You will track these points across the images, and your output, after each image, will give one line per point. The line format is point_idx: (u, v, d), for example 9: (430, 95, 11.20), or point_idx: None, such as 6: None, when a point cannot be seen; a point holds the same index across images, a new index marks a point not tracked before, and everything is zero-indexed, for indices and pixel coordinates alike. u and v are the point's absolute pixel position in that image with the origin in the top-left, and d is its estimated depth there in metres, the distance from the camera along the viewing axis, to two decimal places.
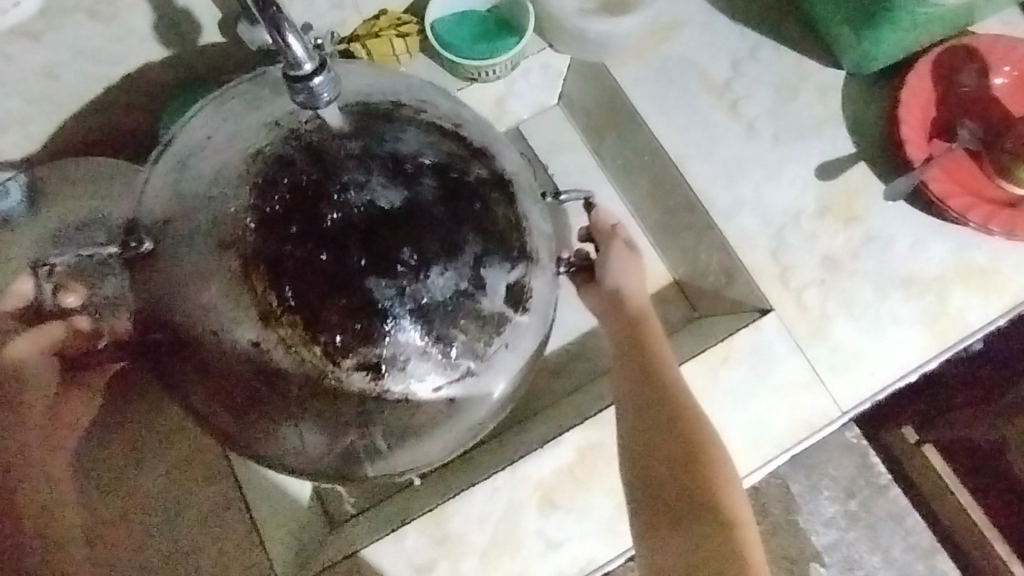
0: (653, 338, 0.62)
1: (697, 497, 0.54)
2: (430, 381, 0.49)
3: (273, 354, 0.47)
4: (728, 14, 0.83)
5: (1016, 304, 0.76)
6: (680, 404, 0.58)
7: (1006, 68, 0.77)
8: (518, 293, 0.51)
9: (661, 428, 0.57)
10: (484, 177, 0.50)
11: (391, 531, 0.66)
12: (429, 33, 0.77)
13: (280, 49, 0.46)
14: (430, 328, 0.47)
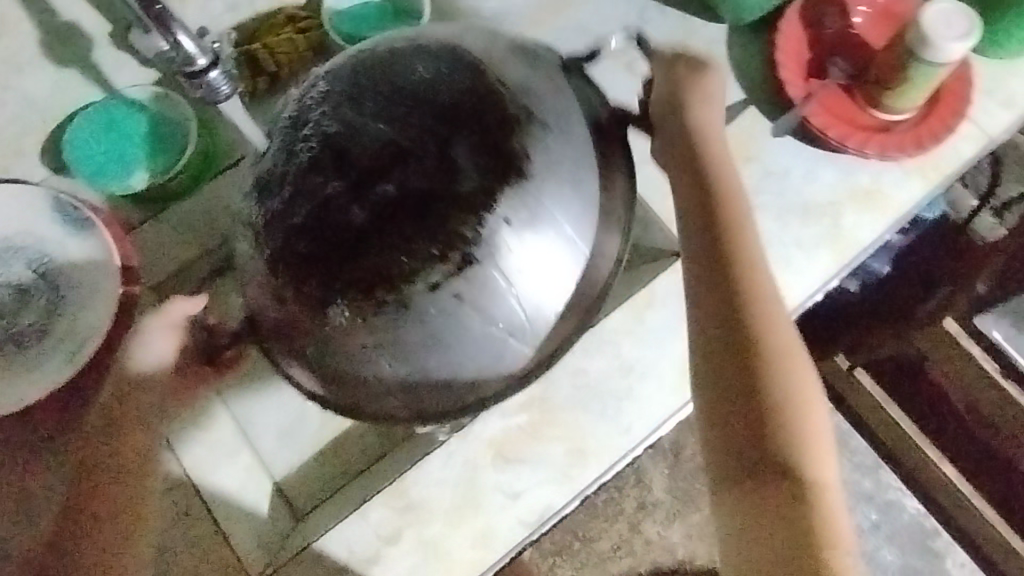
0: (739, 237, 0.58)
1: (752, 416, 0.54)
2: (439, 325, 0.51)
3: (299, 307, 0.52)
4: None
5: (900, 216, 0.84)
6: (756, 305, 0.57)
7: (863, 8, 0.85)
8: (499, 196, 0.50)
9: (736, 326, 0.56)
10: (443, 62, 0.52)
11: (355, 508, 0.69)
12: (334, 36, 0.78)
13: (172, 48, 0.53)
14: (416, 228, 0.48)
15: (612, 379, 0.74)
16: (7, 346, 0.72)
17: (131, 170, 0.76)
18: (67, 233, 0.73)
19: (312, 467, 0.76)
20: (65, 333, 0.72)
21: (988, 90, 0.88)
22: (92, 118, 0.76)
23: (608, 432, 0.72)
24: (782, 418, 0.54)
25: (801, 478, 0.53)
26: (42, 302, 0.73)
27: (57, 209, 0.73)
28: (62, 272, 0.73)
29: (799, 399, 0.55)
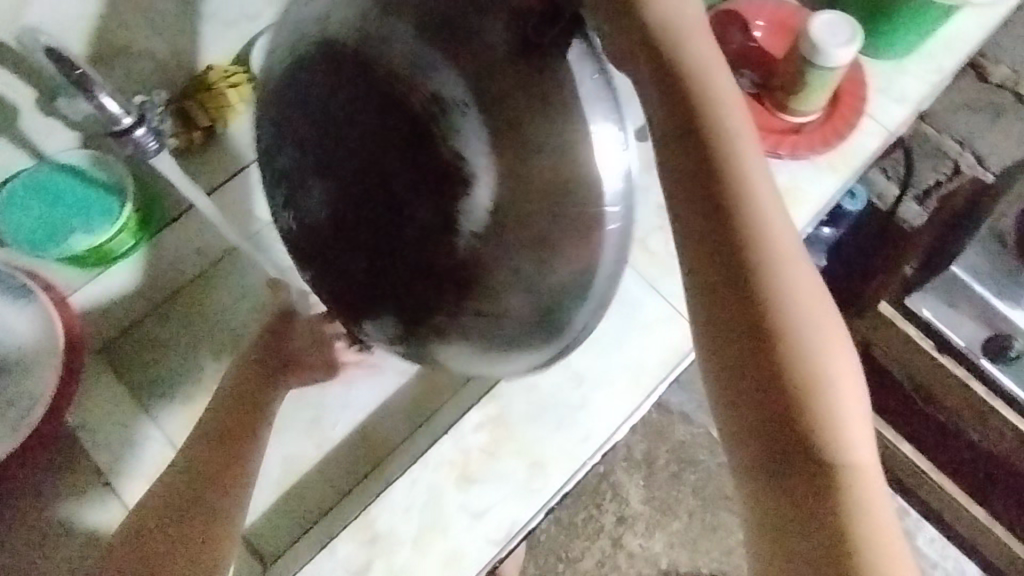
0: (727, 147, 0.40)
1: (773, 397, 0.39)
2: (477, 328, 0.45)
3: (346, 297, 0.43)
4: None
5: (819, 210, 0.89)
6: (757, 243, 0.40)
7: (761, 21, 0.92)
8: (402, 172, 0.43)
9: (737, 277, 0.39)
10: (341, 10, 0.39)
11: (322, 546, 0.69)
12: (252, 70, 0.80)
13: (98, 112, 0.55)
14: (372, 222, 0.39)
15: (564, 391, 0.76)
16: None
17: (68, 236, 0.75)
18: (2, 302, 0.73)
19: (279, 512, 0.77)
20: (8, 404, 0.72)
21: (882, 88, 0.96)
22: (24, 185, 0.74)
23: (566, 442, 0.74)
24: (811, 407, 0.38)
25: (834, 492, 0.38)
26: None
27: None
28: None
29: (839, 394, 0.39)
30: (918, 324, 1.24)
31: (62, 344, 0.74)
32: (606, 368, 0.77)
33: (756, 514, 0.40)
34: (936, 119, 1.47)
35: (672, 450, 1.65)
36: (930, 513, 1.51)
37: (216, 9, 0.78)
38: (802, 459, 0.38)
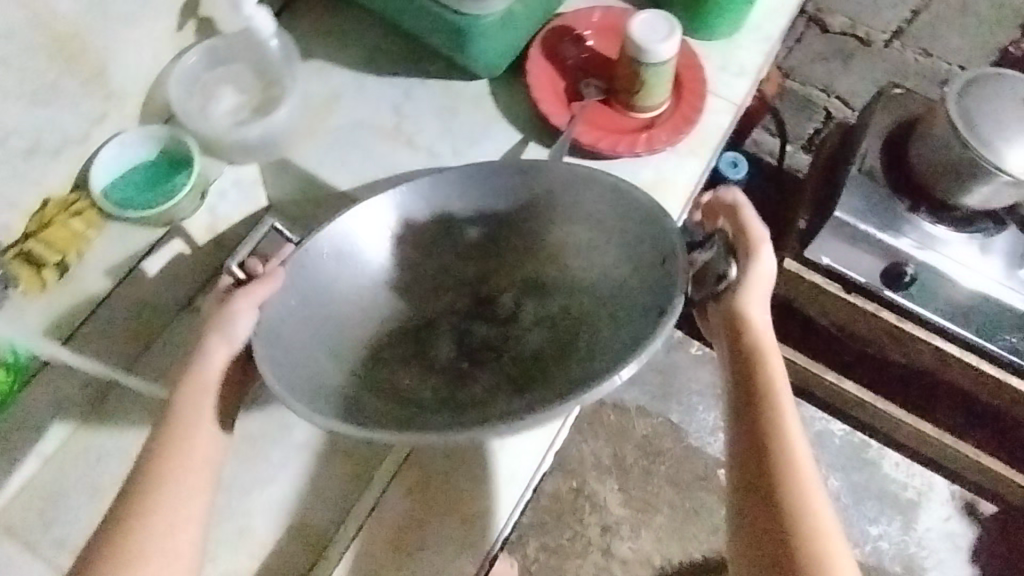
0: (755, 334, 0.72)
1: (749, 437, 0.69)
2: (444, 338, 0.76)
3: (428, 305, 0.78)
4: (374, 72, 0.93)
5: (689, 195, 0.92)
6: (771, 397, 0.69)
7: (588, 31, 0.95)
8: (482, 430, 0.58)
9: (750, 410, 0.70)
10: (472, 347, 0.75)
11: None
12: (94, 195, 0.81)
13: None
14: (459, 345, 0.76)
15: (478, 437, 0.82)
16: None
17: None
18: None
19: None
20: None
21: (721, 65, 1.00)
22: None
23: (492, 491, 0.81)
24: (785, 480, 0.65)
25: (799, 549, 0.62)
26: None
27: None
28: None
29: (799, 460, 0.66)
30: (821, 272, 1.30)
31: None
32: None
33: (738, 515, 0.67)
34: (797, 75, 1.55)
35: (639, 446, 1.59)
36: (887, 439, 1.56)
37: (40, 141, 0.76)
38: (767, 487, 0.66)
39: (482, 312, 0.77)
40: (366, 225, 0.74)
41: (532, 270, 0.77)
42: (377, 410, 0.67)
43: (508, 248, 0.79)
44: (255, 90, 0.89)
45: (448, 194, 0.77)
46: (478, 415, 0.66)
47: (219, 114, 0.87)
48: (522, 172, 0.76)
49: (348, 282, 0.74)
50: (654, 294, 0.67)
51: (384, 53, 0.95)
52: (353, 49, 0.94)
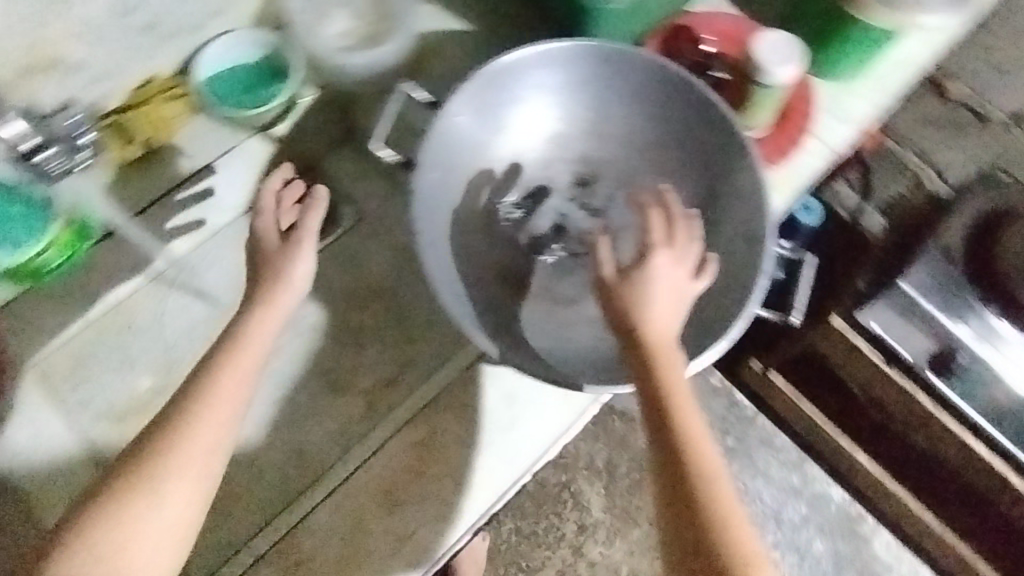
0: (664, 352, 0.64)
1: (679, 492, 0.61)
2: (547, 214, 0.83)
3: (551, 202, 0.84)
4: (482, 30, 0.93)
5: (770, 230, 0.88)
6: (681, 424, 0.62)
7: (710, 35, 0.89)
8: (574, 360, 0.77)
9: (675, 443, 0.62)
10: (578, 253, 0.82)
11: None
12: (195, 84, 0.82)
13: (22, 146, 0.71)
14: (574, 248, 0.82)
15: (494, 413, 0.79)
16: None
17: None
18: None
19: (206, 535, 0.76)
20: None
21: (829, 108, 0.95)
22: None
23: (495, 463, 0.78)
24: (716, 518, 0.60)
25: None
26: None
27: None
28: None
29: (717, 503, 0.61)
30: (869, 339, 1.20)
31: None
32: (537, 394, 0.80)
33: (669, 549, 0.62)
34: None
35: (636, 458, 1.58)
36: (887, 519, 1.51)
37: (157, 23, 0.78)
38: (677, 485, 0.61)
39: (580, 195, 0.84)
40: (518, 119, 0.82)
41: (631, 175, 0.84)
42: (499, 266, 0.81)
43: (621, 152, 0.84)
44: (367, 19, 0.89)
45: (588, 78, 0.82)
46: (555, 306, 0.80)
47: (328, 34, 0.85)
48: (670, 93, 0.81)
49: (484, 136, 0.81)
50: (719, 250, 0.80)
51: (497, 13, 0.94)
52: (467, 2, 0.94)
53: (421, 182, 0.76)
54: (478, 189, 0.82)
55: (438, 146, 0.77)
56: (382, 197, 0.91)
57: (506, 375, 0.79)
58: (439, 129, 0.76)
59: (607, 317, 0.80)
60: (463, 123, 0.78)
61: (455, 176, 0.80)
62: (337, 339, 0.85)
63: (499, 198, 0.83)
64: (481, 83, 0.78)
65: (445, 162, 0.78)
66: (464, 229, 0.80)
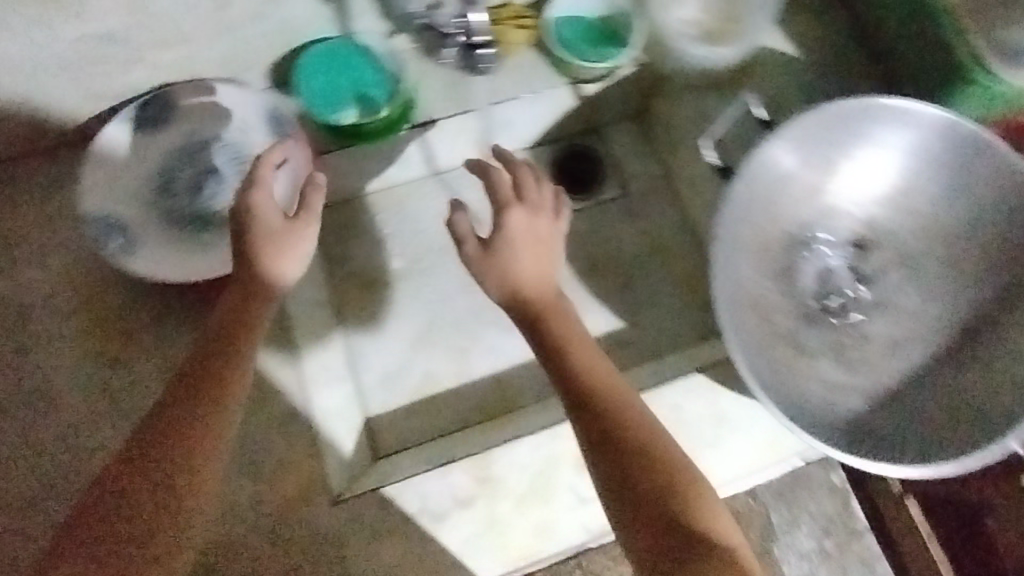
0: (556, 312, 0.63)
1: (626, 454, 0.56)
2: (811, 265, 0.83)
3: (826, 254, 0.84)
4: (821, 60, 0.90)
5: None
6: (598, 389, 0.59)
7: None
8: (804, 411, 0.75)
9: (582, 391, 0.59)
10: (833, 314, 0.82)
11: (440, 465, 0.74)
12: (546, 22, 0.89)
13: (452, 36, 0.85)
14: (834, 309, 0.82)
15: (703, 424, 0.77)
16: (194, 226, 0.83)
17: (343, 105, 0.85)
18: (273, 139, 0.84)
19: (406, 415, 0.84)
20: None
21: None
22: (327, 51, 0.84)
23: None
24: (700, 503, 0.56)
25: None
26: (233, 197, 0.84)
27: (274, 119, 0.83)
28: (253, 162, 0.84)
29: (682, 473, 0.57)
30: None
31: (298, 177, 0.80)
32: (749, 422, 0.78)
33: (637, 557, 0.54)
34: None
35: None
36: None
37: None
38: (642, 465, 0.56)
39: (856, 259, 0.83)
40: (847, 171, 0.81)
41: (920, 261, 0.82)
42: (758, 295, 0.80)
43: (925, 237, 0.81)
44: (716, 14, 0.91)
45: (940, 156, 0.77)
46: (797, 355, 0.79)
47: (676, 18, 0.91)
48: (1005, 189, 0.75)
49: (804, 173, 0.80)
50: (984, 370, 0.76)
51: (842, 49, 0.91)
52: (816, 27, 0.91)
53: (737, 191, 0.76)
54: (773, 219, 0.81)
55: (765, 164, 0.76)
56: (651, 179, 0.99)
57: (723, 393, 0.78)
58: (772, 150, 0.76)
59: (844, 384, 0.78)
60: (794, 151, 0.78)
61: (764, 198, 0.79)
62: (567, 298, 0.92)
63: (786, 234, 0.82)
64: (824, 118, 0.75)
65: (764, 183, 0.78)
66: (747, 251, 0.79)
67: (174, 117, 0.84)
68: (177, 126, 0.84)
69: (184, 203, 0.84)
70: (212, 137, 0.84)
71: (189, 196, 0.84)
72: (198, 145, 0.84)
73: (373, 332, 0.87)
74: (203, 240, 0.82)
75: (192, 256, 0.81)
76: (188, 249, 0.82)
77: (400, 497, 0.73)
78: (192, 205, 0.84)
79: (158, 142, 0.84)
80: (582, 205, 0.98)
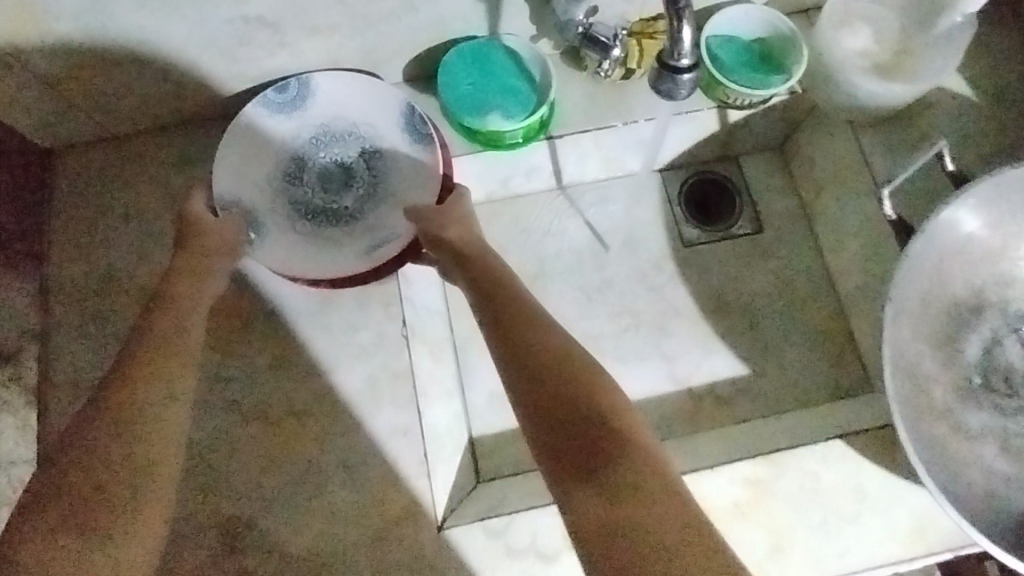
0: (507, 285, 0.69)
1: (584, 412, 0.56)
2: (977, 336, 0.74)
3: (998, 324, 0.74)
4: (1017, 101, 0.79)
5: None
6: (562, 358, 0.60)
7: None
8: (962, 498, 0.68)
9: (526, 351, 0.62)
10: (998, 392, 0.73)
11: (552, 502, 0.69)
12: (704, 40, 0.81)
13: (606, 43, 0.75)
14: (999, 387, 0.73)
15: (843, 498, 0.70)
16: (323, 219, 0.82)
17: (483, 110, 0.80)
18: (406, 136, 0.82)
19: (511, 439, 0.80)
20: (368, 230, 0.82)
21: None
22: (471, 51, 0.80)
23: (819, 547, 0.70)
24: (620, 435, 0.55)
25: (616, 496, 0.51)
26: (362, 191, 0.83)
27: (407, 113, 0.81)
28: (386, 164, 0.83)
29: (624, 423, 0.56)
30: None
31: (436, 184, 0.81)
32: (894, 501, 0.71)
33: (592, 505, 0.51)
34: None
35: None
36: None
37: None
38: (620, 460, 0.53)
39: None
40: None
41: None
42: (916, 362, 0.73)
43: None
44: (890, 47, 0.79)
45: None
46: (953, 433, 0.71)
47: (847, 49, 0.79)
48: None
49: (988, 234, 0.71)
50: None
51: None
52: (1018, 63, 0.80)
53: (916, 252, 0.68)
54: (944, 282, 0.73)
55: (948, 225, 0.69)
56: (788, 214, 0.91)
57: (868, 467, 0.71)
58: (957, 211, 0.68)
59: (1005, 473, 0.70)
60: (983, 212, 0.69)
61: (938, 260, 0.71)
62: (690, 335, 0.86)
63: (954, 298, 0.74)
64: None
65: (942, 244, 0.70)
66: (911, 315, 0.72)
67: (310, 105, 0.81)
68: (309, 114, 0.81)
69: (312, 193, 0.83)
70: (345, 127, 0.82)
71: (318, 186, 0.83)
72: (330, 135, 0.82)
73: (486, 347, 0.83)
74: (330, 233, 0.82)
75: (320, 248, 0.81)
76: (314, 240, 0.82)
77: (508, 531, 0.69)
78: (317, 195, 0.83)
79: (288, 128, 0.82)
80: (715, 237, 0.91)
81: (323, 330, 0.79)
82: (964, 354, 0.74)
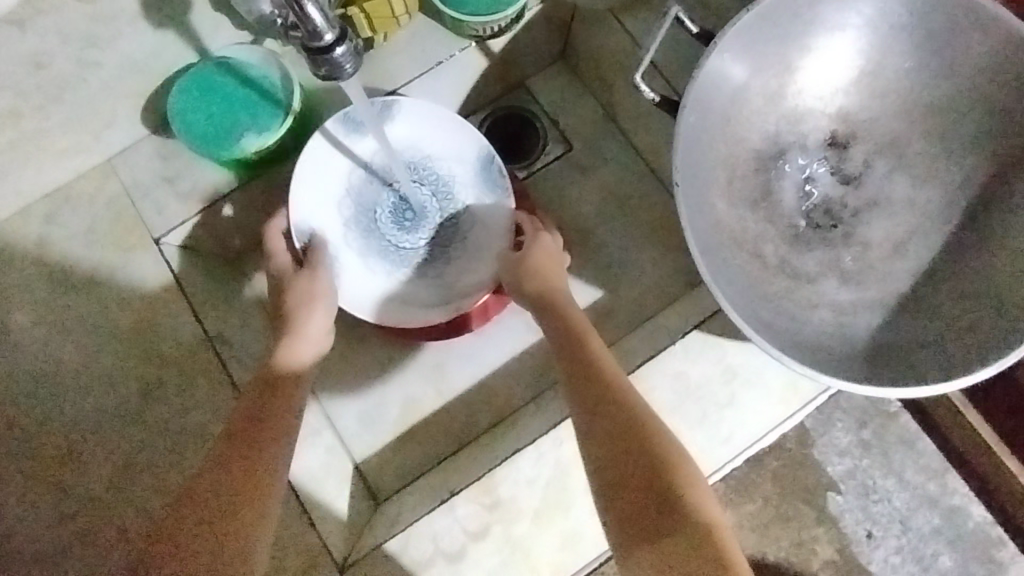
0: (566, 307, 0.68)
1: (610, 402, 0.58)
2: (785, 181, 0.74)
3: (801, 161, 0.74)
4: None
5: None
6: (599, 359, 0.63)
7: None
8: (809, 341, 0.69)
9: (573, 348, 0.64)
10: (820, 226, 0.73)
11: (442, 502, 0.67)
12: None
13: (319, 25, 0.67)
14: (818, 221, 0.74)
15: (714, 386, 0.70)
16: (396, 255, 0.80)
17: (234, 135, 0.72)
18: (477, 180, 0.79)
19: (395, 450, 0.78)
20: (435, 269, 0.80)
21: None
22: (193, 78, 0.71)
23: (707, 440, 0.70)
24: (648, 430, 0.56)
25: (645, 491, 0.52)
26: (430, 228, 0.81)
27: (483, 160, 0.79)
28: (470, 222, 0.81)
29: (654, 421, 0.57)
30: None
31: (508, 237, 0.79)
32: (762, 369, 0.71)
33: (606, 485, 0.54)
34: None
35: None
36: None
37: None
38: (676, 518, 0.50)
39: (832, 158, 0.74)
40: (809, 66, 0.71)
41: (899, 143, 0.73)
42: (737, 229, 0.72)
43: (898, 114, 0.72)
44: None
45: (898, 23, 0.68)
46: (791, 284, 0.72)
47: None
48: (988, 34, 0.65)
49: (754, 80, 0.70)
50: (1005, 248, 0.68)
51: None
52: None
53: (688, 124, 0.67)
54: (734, 141, 0.72)
55: (712, 86, 0.67)
56: (593, 121, 0.88)
57: (728, 348, 0.71)
58: (714, 69, 0.66)
59: (844, 301, 0.71)
60: (738, 60, 0.68)
61: (717, 124, 0.70)
62: None
63: (750, 153, 0.73)
64: (761, 17, 0.66)
65: (715, 106, 0.69)
66: (714, 187, 0.71)
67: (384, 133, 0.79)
68: (402, 149, 0.79)
69: (376, 227, 0.80)
70: (439, 166, 0.80)
71: (384, 219, 0.80)
72: (431, 172, 0.80)
73: (337, 376, 0.80)
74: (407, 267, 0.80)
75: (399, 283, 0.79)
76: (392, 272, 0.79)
77: (406, 548, 0.66)
78: (390, 225, 0.80)
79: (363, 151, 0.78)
80: (530, 171, 0.88)
81: (158, 425, 0.73)
82: (780, 202, 0.74)
